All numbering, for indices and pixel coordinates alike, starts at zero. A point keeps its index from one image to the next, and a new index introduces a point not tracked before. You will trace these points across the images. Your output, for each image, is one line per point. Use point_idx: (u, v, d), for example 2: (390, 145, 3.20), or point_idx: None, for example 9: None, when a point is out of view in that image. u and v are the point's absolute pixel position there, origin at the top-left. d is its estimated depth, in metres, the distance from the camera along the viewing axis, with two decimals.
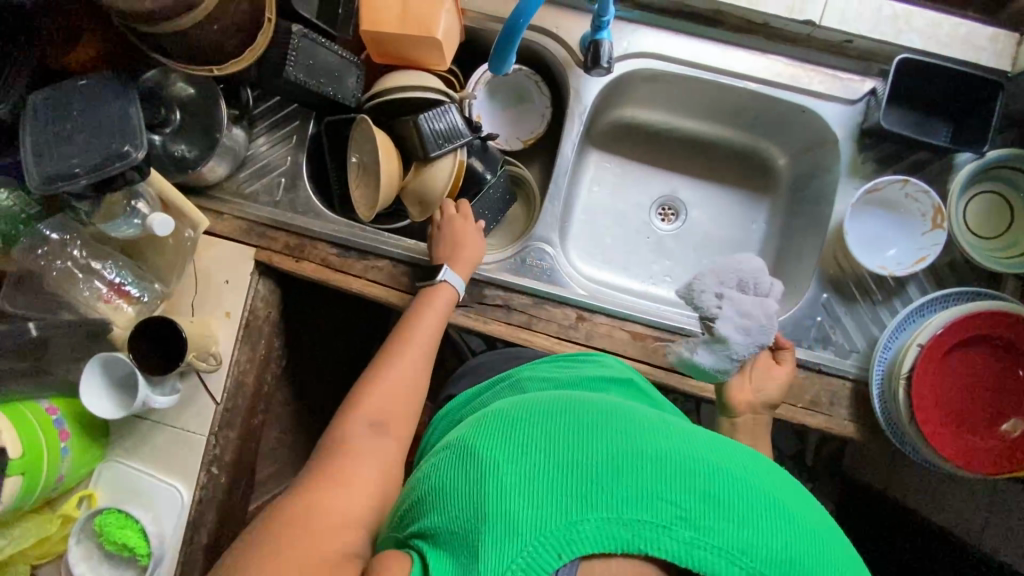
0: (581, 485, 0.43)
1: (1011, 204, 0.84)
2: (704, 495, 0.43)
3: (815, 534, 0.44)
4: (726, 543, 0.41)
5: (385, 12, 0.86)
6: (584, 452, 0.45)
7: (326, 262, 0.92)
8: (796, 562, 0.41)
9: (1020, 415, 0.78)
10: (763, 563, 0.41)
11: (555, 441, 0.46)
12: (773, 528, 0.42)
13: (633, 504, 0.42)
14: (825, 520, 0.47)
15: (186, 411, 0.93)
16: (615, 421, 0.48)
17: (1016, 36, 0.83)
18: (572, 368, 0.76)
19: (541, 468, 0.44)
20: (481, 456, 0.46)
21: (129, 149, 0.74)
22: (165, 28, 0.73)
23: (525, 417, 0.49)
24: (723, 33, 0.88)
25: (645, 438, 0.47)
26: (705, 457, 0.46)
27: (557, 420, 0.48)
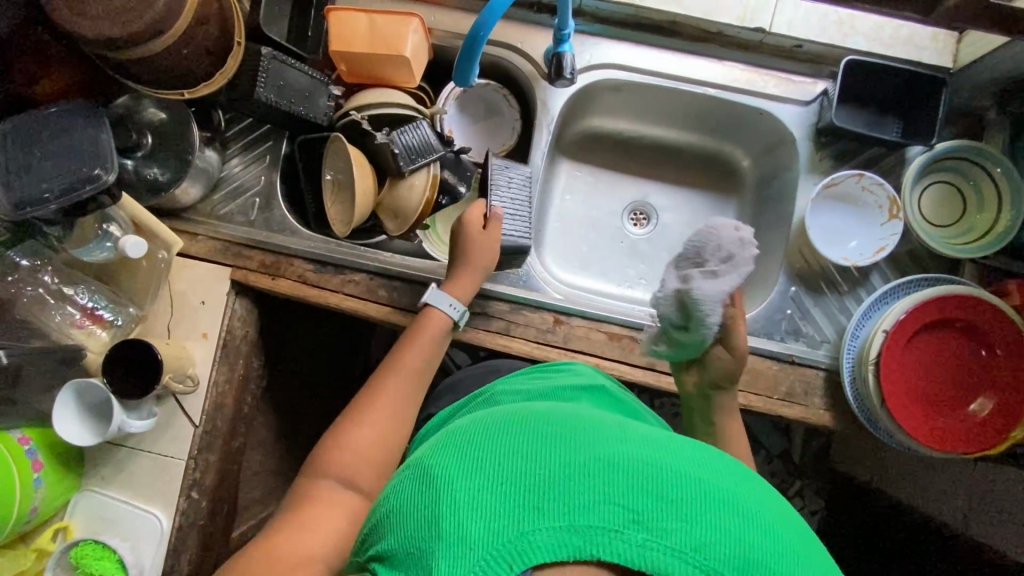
0: (534, 496, 0.41)
1: (962, 193, 0.88)
2: (657, 496, 0.42)
3: (769, 526, 0.43)
4: (679, 543, 0.40)
5: (353, 33, 0.89)
6: (537, 462, 0.43)
7: (302, 278, 0.92)
8: (752, 559, 0.40)
9: (987, 395, 0.81)
10: (718, 562, 0.39)
11: (509, 453, 0.45)
12: (728, 525, 0.41)
13: (586, 511, 0.41)
14: (783, 516, 0.46)
15: (164, 435, 0.92)
16: (572, 429, 0.47)
17: (954, 35, 0.87)
18: (543, 376, 0.76)
19: (495, 481, 0.43)
20: (434, 476, 0.45)
21: (99, 172, 0.75)
22: (135, 54, 0.75)
23: (481, 432, 0.48)
24: (680, 42, 0.92)
25: (600, 441, 0.46)
26: (659, 457, 0.45)
27: (511, 432, 0.47)
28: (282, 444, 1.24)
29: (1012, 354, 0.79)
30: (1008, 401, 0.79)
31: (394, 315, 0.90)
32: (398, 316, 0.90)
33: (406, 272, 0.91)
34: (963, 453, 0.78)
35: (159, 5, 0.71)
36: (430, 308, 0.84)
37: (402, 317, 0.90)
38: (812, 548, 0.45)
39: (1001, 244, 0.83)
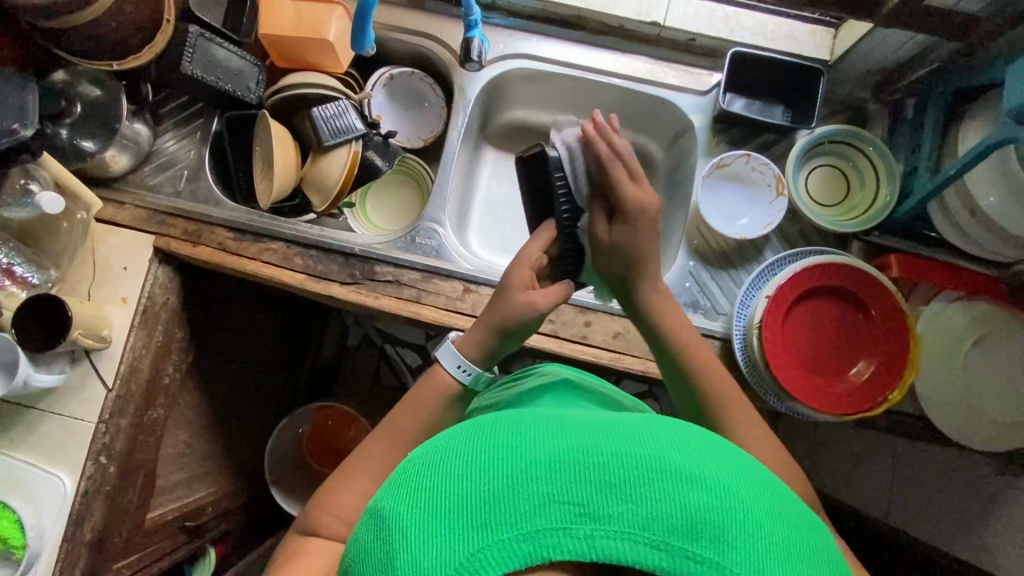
0: (477, 512, 0.39)
1: (846, 174, 0.94)
2: (601, 484, 0.39)
3: (714, 481, 0.41)
4: (628, 526, 0.38)
5: (278, 16, 0.95)
6: (477, 475, 0.41)
7: (222, 245, 0.96)
8: (707, 526, 0.38)
9: (868, 359, 0.84)
10: (670, 537, 0.38)
11: (448, 470, 0.42)
12: (678, 497, 0.39)
13: (532, 516, 0.39)
14: (737, 467, 0.43)
15: (76, 397, 0.92)
16: (511, 429, 0.44)
17: (831, 32, 0.95)
18: (513, 385, 0.83)
19: (438, 505, 0.40)
20: (382, 517, 0.42)
21: (18, 127, 0.81)
22: (60, 25, 0.80)
23: (424, 457, 0.45)
24: (587, 35, 1.00)
25: (535, 435, 0.43)
26: (597, 440, 0.42)
27: (452, 449, 0.44)
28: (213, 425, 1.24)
29: (886, 314, 0.83)
30: (886, 362, 0.82)
31: (308, 282, 0.94)
32: (312, 283, 0.94)
33: (321, 241, 0.95)
34: (844, 414, 0.81)
35: None
36: (439, 363, 0.75)
37: (316, 285, 0.94)
38: (764, 484, 0.43)
39: (878, 219, 0.89)
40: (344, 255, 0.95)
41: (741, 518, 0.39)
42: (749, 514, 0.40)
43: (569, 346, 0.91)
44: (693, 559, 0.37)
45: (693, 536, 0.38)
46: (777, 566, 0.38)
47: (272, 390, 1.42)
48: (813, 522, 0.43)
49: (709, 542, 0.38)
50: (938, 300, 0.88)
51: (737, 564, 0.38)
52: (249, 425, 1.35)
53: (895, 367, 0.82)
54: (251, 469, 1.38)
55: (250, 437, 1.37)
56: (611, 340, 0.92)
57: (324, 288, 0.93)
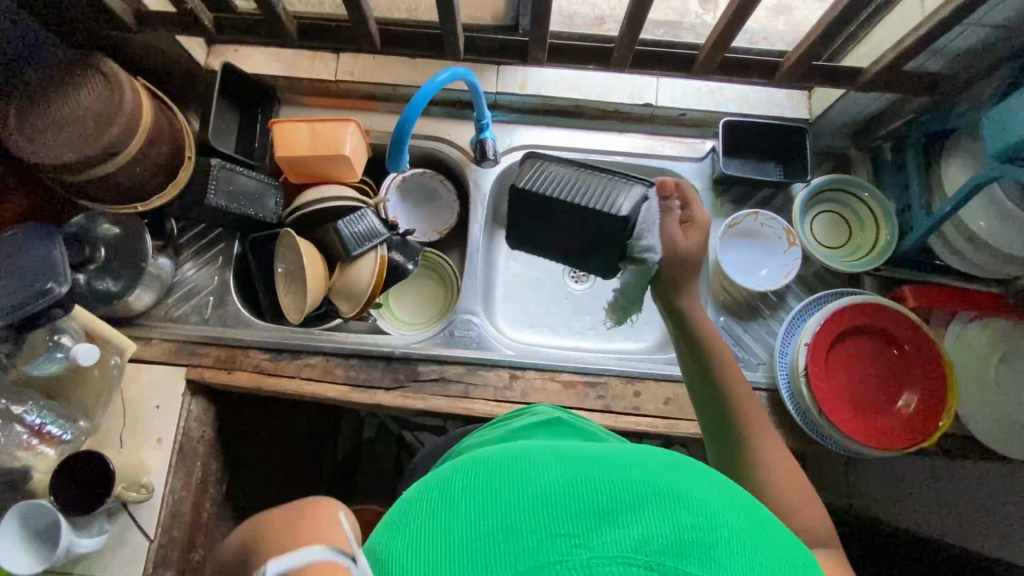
0: (474, 554, 0.37)
1: (845, 217, 1.02)
2: (594, 513, 0.37)
3: (701, 503, 0.39)
4: (622, 550, 0.36)
5: (296, 138, 0.98)
6: (474, 517, 0.39)
7: (259, 367, 0.94)
8: (695, 543, 0.36)
9: (912, 391, 0.88)
10: (662, 558, 0.35)
11: (447, 515, 0.39)
12: (668, 517, 0.37)
13: (528, 552, 0.36)
14: (720, 486, 0.42)
15: (116, 555, 0.86)
16: (506, 467, 0.42)
17: (805, 94, 1.05)
18: (508, 421, 0.76)
19: (439, 549, 0.37)
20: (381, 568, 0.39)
21: (52, 285, 0.78)
22: (90, 175, 0.82)
23: (425, 496, 0.43)
24: (585, 121, 1.07)
25: (534, 469, 0.41)
26: (594, 469, 0.41)
27: (454, 486, 0.42)
28: None
29: (917, 345, 0.88)
30: (929, 392, 0.86)
31: (353, 393, 0.93)
32: (357, 393, 0.93)
33: (361, 349, 0.95)
34: (904, 449, 0.83)
35: (114, 131, 0.80)
36: None
37: (362, 394, 0.93)
38: (746, 503, 0.42)
39: (886, 255, 0.95)
40: (385, 360, 0.94)
41: (727, 536, 0.37)
42: (734, 532, 0.38)
43: (623, 418, 0.92)
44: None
45: (686, 555, 0.36)
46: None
47: None
48: (796, 538, 0.42)
49: (695, 558, 0.36)
50: (955, 322, 0.94)
51: None
52: None
53: (938, 396, 0.86)
54: None
55: None
56: (662, 406, 0.93)
57: (371, 397, 0.93)
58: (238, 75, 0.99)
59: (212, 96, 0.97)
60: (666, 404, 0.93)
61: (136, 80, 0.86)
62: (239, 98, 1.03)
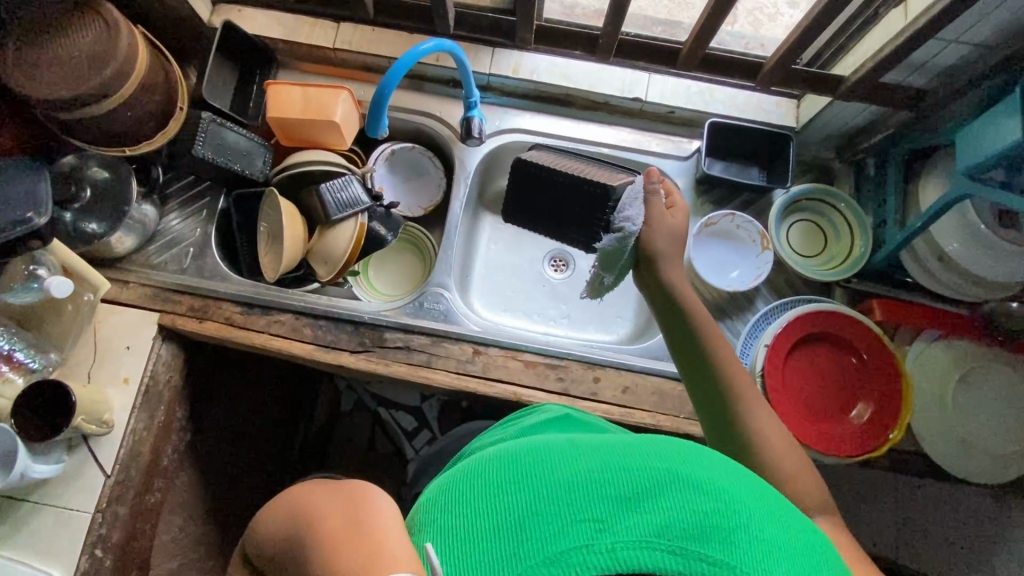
0: (502, 540, 0.38)
1: (823, 228, 1.02)
2: (616, 501, 0.39)
3: (713, 487, 0.41)
4: (643, 534, 0.37)
5: (288, 100, 1.00)
6: (503, 506, 0.40)
7: (230, 319, 0.96)
8: (712, 527, 0.38)
9: (866, 401, 0.89)
10: (682, 539, 0.37)
11: (477, 506, 0.41)
12: (686, 503, 0.39)
13: (557, 537, 0.37)
14: (732, 473, 0.44)
15: (72, 486, 0.88)
16: (529, 459, 0.43)
17: (795, 102, 1.05)
18: (517, 421, 0.76)
19: (472, 536, 0.39)
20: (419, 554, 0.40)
21: (32, 216, 0.81)
22: (79, 115, 0.85)
23: (452, 490, 0.44)
24: (574, 111, 1.08)
25: (556, 462, 0.42)
26: (611, 461, 0.42)
27: (479, 479, 0.43)
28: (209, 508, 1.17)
29: (876, 357, 0.89)
30: (883, 404, 0.87)
31: (317, 352, 0.95)
32: (322, 353, 0.95)
33: (329, 311, 0.97)
34: (852, 457, 0.84)
35: (105, 73, 0.82)
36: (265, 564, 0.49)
37: (326, 354, 0.95)
38: (757, 488, 0.44)
39: (858, 268, 0.96)
40: (353, 323, 0.96)
41: (740, 518, 0.39)
42: (745, 514, 0.40)
43: (580, 403, 0.93)
44: (702, 558, 0.36)
45: (704, 536, 0.37)
46: (778, 565, 0.37)
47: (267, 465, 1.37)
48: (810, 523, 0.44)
49: (713, 539, 0.37)
50: (920, 340, 0.94)
51: (744, 562, 0.37)
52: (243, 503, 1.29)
53: (892, 409, 0.86)
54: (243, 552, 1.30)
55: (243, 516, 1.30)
56: (621, 395, 0.94)
57: (334, 358, 0.94)
58: (237, 33, 1.01)
59: (210, 52, 0.99)
60: (624, 394, 0.94)
61: (134, 27, 0.88)
62: (238, 57, 1.05)
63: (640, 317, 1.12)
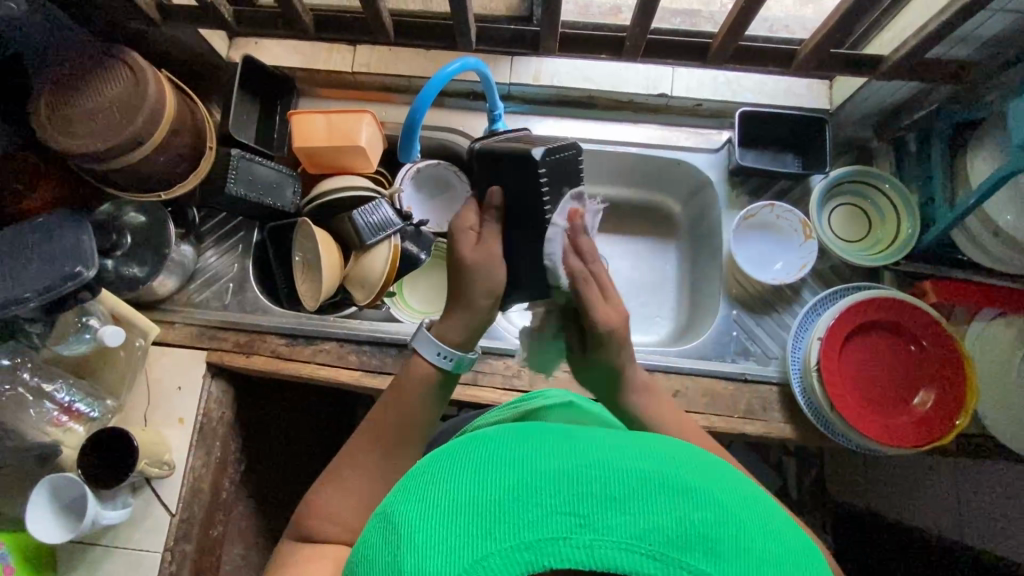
0: (478, 522, 0.38)
1: (865, 210, 0.99)
2: (601, 497, 0.38)
3: (710, 500, 0.39)
4: (625, 535, 0.36)
5: (313, 129, 1.00)
6: (483, 486, 0.40)
7: (276, 352, 0.97)
8: (697, 536, 0.37)
9: (928, 388, 0.86)
10: (667, 547, 0.36)
11: (456, 483, 0.41)
12: (677, 510, 0.37)
13: (533, 526, 0.37)
14: (733, 489, 0.42)
15: (139, 528, 0.90)
16: (516, 444, 0.42)
17: (826, 83, 1.02)
18: (520, 403, 0.77)
19: (448, 510, 0.39)
20: (398, 525, 0.41)
21: (80, 269, 0.83)
22: (113, 165, 0.85)
23: (436, 467, 0.44)
24: (599, 112, 1.06)
25: (545, 449, 0.41)
26: (603, 456, 0.41)
27: (468, 459, 0.43)
28: (267, 535, 1.18)
29: (936, 342, 0.86)
30: (948, 391, 0.84)
31: (364, 378, 0.95)
32: (369, 378, 0.95)
33: (373, 336, 0.97)
34: (919, 447, 0.82)
35: (137, 122, 0.83)
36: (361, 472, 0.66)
37: (374, 379, 0.95)
38: (759, 505, 0.42)
39: (906, 250, 0.93)
40: (397, 347, 0.96)
41: (730, 533, 0.37)
42: (738, 531, 0.38)
43: None
44: (683, 567, 0.35)
45: (689, 548, 0.36)
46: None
47: None
48: (807, 542, 0.42)
49: (698, 551, 0.36)
50: (978, 320, 0.91)
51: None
52: None
53: (957, 396, 0.84)
54: None
55: None
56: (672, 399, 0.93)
57: (382, 382, 0.95)
58: (258, 66, 1.02)
59: (233, 87, 1.00)
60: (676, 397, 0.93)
61: (160, 72, 0.89)
62: (260, 89, 1.06)
63: (680, 315, 1.11)
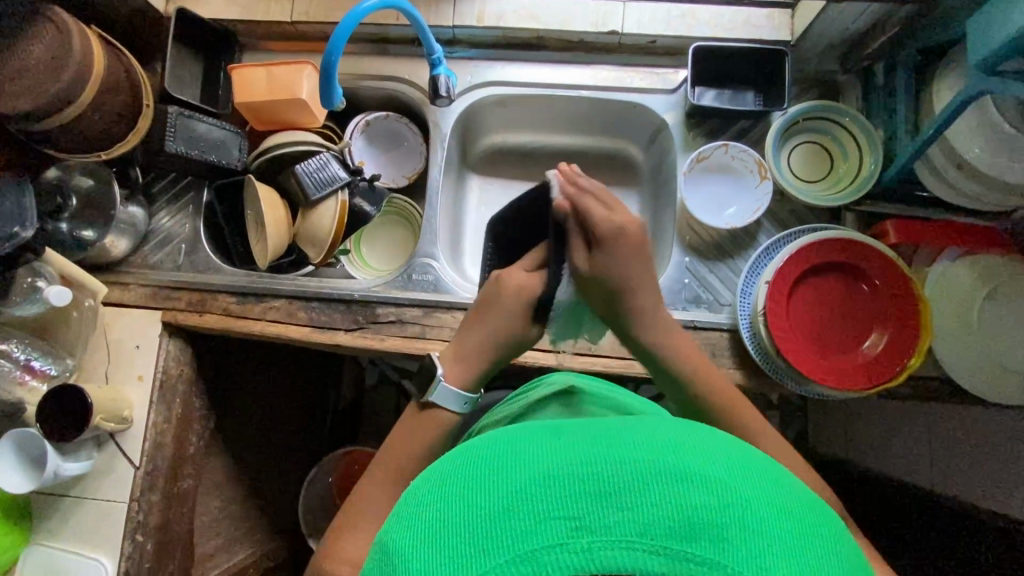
0: (473, 538, 0.38)
1: (827, 148, 0.94)
2: (595, 494, 0.38)
3: (710, 479, 0.38)
4: (623, 534, 0.36)
5: (252, 83, 0.98)
6: (474, 499, 0.40)
7: (227, 310, 0.98)
8: (700, 524, 0.36)
9: (879, 330, 0.83)
10: (665, 539, 0.35)
11: (451, 497, 0.41)
12: (675, 497, 0.37)
13: (528, 535, 0.37)
14: (737, 464, 0.41)
15: (106, 480, 0.95)
16: (507, 452, 0.42)
17: (788, 12, 0.95)
18: (524, 395, 0.76)
19: (442, 529, 0.39)
20: (396, 549, 0.41)
21: (17, 230, 0.84)
22: (46, 125, 0.85)
23: (432, 484, 0.44)
24: (549, 54, 1.02)
25: (536, 451, 0.41)
26: (595, 449, 0.40)
27: (459, 473, 0.43)
28: (247, 488, 1.22)
29: (887, 282, 0.82)
30: (897, 332, 0.81)
31: (314, 334, 0.96)
32: (319, 334, 0.96)
33: (320, 292, 0.97)
34: (865, 389, 0.80)
35: (65, 78, 0.82)
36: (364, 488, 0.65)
37: (323, 335, 0.96)
38: (762, 472, 0.41)
39: (867, 188, 0.88)
40: (345, 303, 0.96)
41: (734, 513, 0.37)
42: (743, 510, 0.37)
43: (578, 359, 0.91)
44: (688, 558, 0.35)
45: (691, 535, 0.36)
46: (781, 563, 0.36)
47: (304, 446, 1.39)
48: (819, 509, 0.42)
49: (703, 539, 0.36)
50: (941, 259, 0.87)
51: (735, 561, 0.35)
52: (282, 483, 1.32)
53: (907, 337, 0.81)
54: (290, 529, 1.34)
55: (284, 496, 1.34)
56: (618, 347, 0.91)
57: (331, 338, 0.95)
58: (194, 20, 0.99)
59: (168, 42, 0.97)
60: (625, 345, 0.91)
61: (87, 27, 0.88)
62: (199, 44, 1.03)
63: None
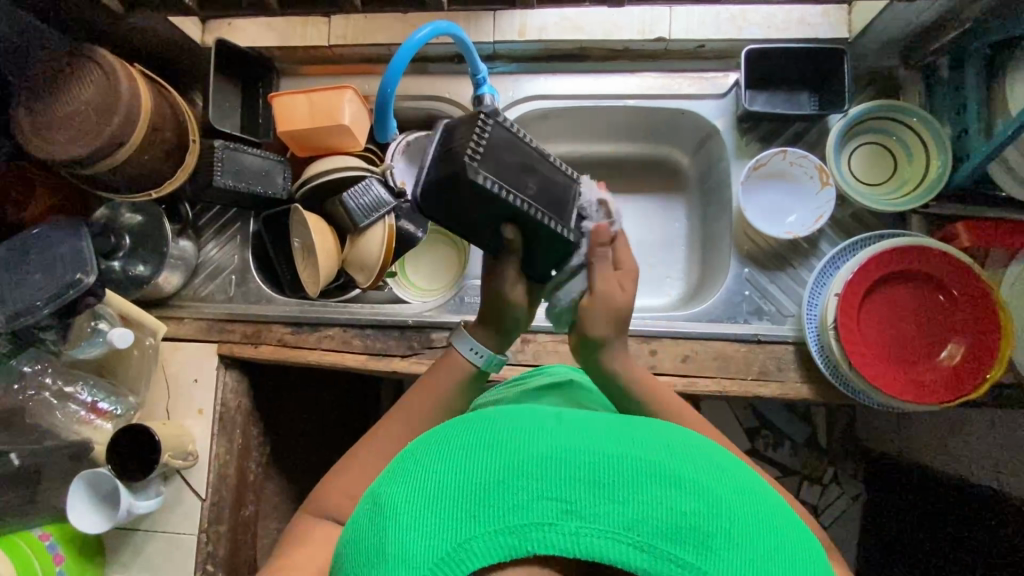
0: (461, 504, 0.37)
1: (889, 148, 0.91)
2: (590, 483, 0.37)
3: (704, 487, 0.38)
4: (613, 523, 0.35)
5: (294, 110, 0.97)
6: (468, 467, 0.39)
7: (282, 341, 0.98)
8: (692, 528, 0.35)
9: (957, 339, 0.81)
10: (653, 537, 0.35)
11: (444, 463, 0.40)
12: (668, 499, 0.36)
13: (518, 509, 0.36)
14: (734, 480, 0.40)
15: (175, 513, 0.96)
16: (506, 428, 0.41)
17: (844, 8, 0.92)
18: (520, 383, 0.76)
19: (432, 488, 0.38)
20: (383, 502, 0.40)
21: (80, 276, 0.84)
22: (98, 168, 0.84)
23: (427, 447, 0.43)
24: (592, 64, 0.99)
25: (539, 430, 0.40)
26: (595, 441, 0.39)
27: (455, 440, 0.42)
28: None
29: (966, 289, 0.80)
30: (977, 342, 0.79)
31: (371, 361, 0.96)
32: (376, 361, 0.96)
33: (376, 320, 0.97)
34: (942, 402, 0.77)
35: (115, 122, 0.81)
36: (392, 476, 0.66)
37: (380, 362, 0.95)
38: (758, 494, 0.40)
39: (936, 189, 0.85)
40: (402, 329, 0.96)
41: (724, 525, 0.36)
42: (734, 524, 0.36)
43: None
44: (671, 559, 0.34)
45: (679, 538, 0.35)
46: None
47: None
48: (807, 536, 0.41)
49: (689, 543, 0.35)
50: (1016, 262, 0.83)
51: (717, 569, 0.34)
52: None
53: (987, 345, 0.78)
54: None
55: None
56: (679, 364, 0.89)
57: (389, 365, 0.95)
58: (233, 50, 0.98)
59: (209, 74, 0.96)
60: None
61: (131, 66, 0.87)
62: (237, 73, 1.02)
63: (692, 275, 1.05)
